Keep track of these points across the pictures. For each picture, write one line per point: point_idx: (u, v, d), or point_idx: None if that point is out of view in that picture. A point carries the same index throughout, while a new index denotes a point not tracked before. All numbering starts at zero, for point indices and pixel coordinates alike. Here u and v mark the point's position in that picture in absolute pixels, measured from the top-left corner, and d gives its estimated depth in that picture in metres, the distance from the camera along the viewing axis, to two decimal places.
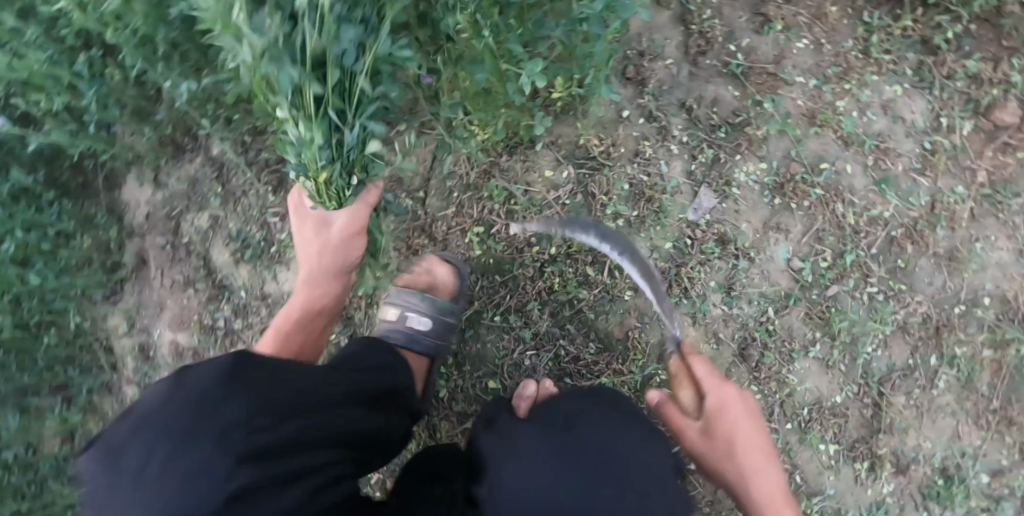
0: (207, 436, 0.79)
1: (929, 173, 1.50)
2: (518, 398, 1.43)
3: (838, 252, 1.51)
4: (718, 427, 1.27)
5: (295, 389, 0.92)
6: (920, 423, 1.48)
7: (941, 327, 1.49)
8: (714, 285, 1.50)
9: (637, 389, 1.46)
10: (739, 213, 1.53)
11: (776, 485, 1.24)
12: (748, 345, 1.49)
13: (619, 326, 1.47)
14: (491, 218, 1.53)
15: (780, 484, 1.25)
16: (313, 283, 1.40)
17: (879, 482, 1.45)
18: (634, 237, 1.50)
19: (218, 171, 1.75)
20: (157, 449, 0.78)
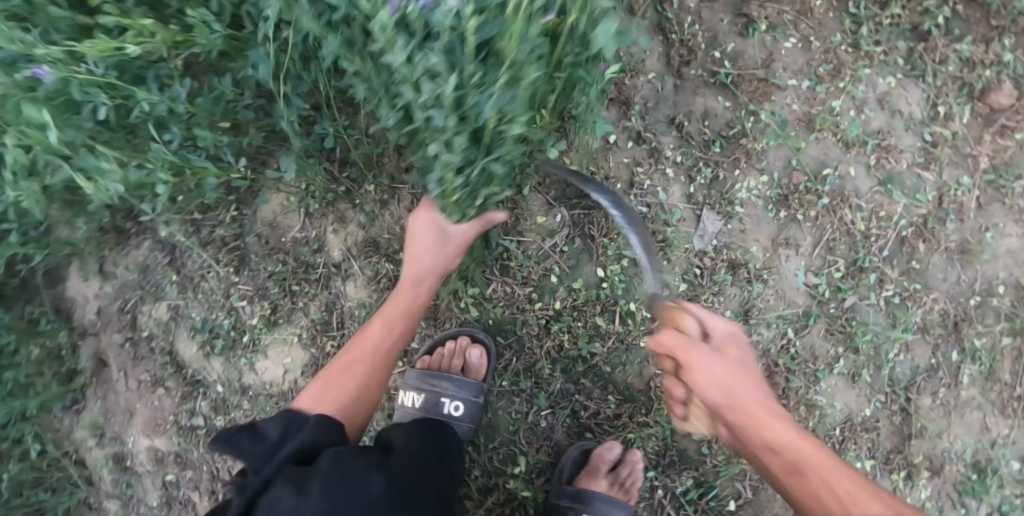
0: None
1: (933, 166, 1.44)
2: (597, 455, 1.38)
3: (850, 261, 1.45)
4: (729, 349, 1.04)
5: None
6: (949, 422, 1.45)
7: (959, 322, 1.46)
8: (730, 314, 1.43)
9: (666, 438, 1.40)
10: (747, 233, 1.45)
11: (834, 469, 0.89)
12: (772, 372, 1.43)
13: (638, 376, 1.39)
14: (485, 278, 1.41)
15: (841, 485, 0.87)
16: (418, 277, 1.32)
17: (916, 488, 1.43)
18: (642, 278, 1.39)
19: (170, 254, 1.58)
20: None
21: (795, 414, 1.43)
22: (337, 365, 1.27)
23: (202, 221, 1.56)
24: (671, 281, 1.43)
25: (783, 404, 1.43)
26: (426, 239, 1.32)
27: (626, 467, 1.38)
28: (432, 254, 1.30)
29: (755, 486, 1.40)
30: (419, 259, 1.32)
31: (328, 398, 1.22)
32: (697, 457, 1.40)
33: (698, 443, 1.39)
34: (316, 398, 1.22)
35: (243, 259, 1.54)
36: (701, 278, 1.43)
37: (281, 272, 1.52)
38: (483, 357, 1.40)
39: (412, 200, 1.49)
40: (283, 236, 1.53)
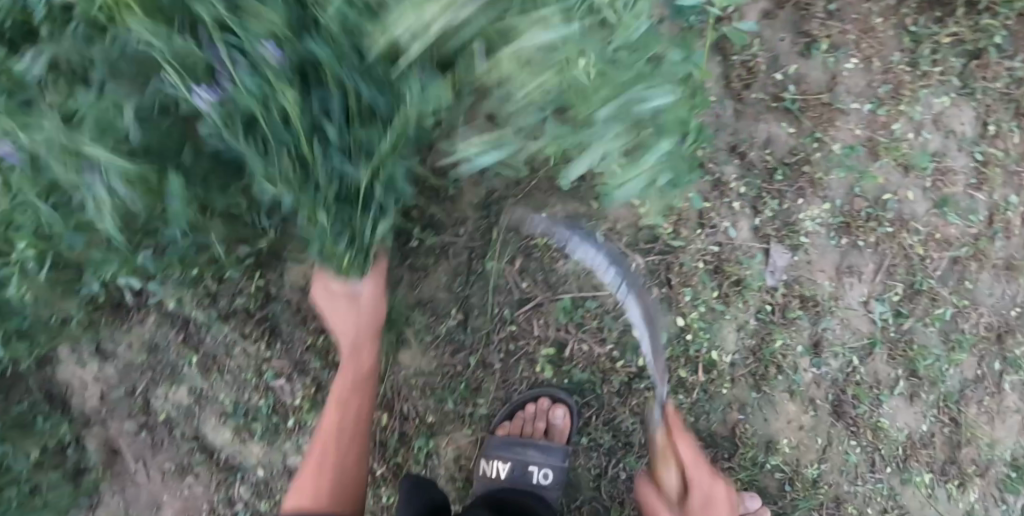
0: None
1: (985, 187, 1.45)
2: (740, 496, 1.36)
3: (909, 283, 1.46)
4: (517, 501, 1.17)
5: None
6: (994, 427, 1.51)
7: (1003, 333, 1.50)
8: (802, 349, 1.41)
9: (749, 479, 1.40)
10: (813, 265, 1.42)
11: None
12: (842, 401, 1.43)
13: (721, 423, 1.38)
14: (562, 337, 1.33)
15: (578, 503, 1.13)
16: (359, 347, 1.27)
17: (967, 493, 1.50)
18: (720, 322, 1.36)
19: (183, 331, 1.40)
20: None
21: (862, 441, 1.44)
22: (314, 468, 1.22)
23: (219, 291, 1.37)
24: (748, 322, 1.37)
25: (853, 431, 1.44)
26: (340, 312, 1.27)
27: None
28: (357, 321, 1.27)
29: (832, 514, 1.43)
30: (348, 333, 1.28)
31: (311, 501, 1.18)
32: (776, 492, 1.41)
33: (779, 480, 1.41)
34: (305, 494, 1.19)
35: (275, 331, 1.37)
36: (773, 315, 1.39)
37: (322, 343, 1.37)
38: (567, 415, 1.33)
39: (467, 255, 1.33)
40: (320, 302, 1.37)
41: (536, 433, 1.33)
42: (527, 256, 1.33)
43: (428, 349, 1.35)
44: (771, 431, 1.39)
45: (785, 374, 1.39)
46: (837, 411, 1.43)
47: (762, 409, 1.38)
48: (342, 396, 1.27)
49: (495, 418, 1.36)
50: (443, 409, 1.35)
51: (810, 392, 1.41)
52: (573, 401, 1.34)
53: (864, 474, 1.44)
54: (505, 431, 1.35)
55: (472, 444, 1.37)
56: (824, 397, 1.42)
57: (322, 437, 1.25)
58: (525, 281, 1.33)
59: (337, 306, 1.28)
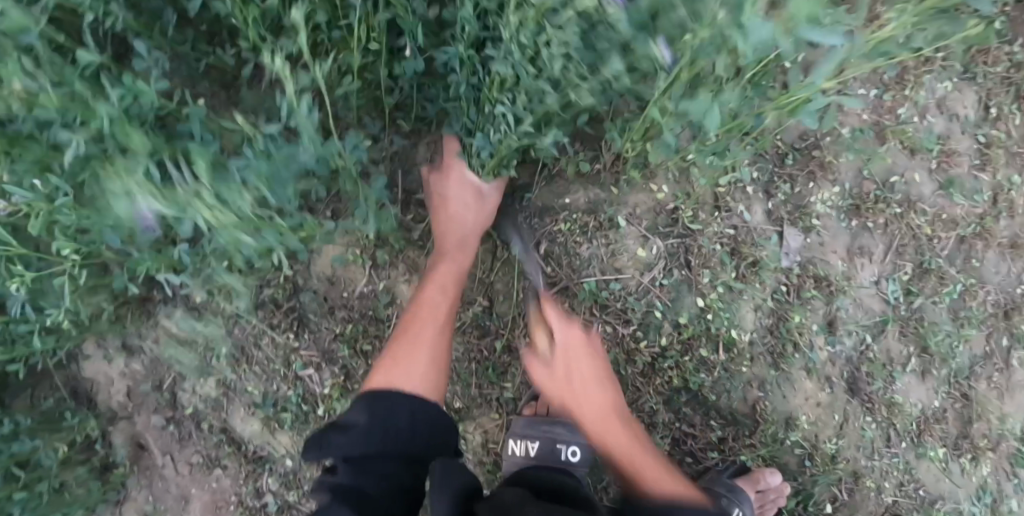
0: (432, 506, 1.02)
1: (989, 168, 1.50)
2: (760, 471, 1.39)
3: (918, 263, 1.51)
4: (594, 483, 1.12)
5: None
6: (1003, 401, 1.56)
7: (1010, 310, 1.54)
8: (817, 327, 1.45)
9: (770, 456, 1.42)
10: (825, 246, 1.47)
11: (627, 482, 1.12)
12: (856, 378, 1.47)
13: (742, 401, 1.40)
14: (586, 319, 1.37)
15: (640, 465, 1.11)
16: (464, 244, 1.29)
17: (979, 467, 1.54)
18: (739, 303, 1.39)
19: (210, 324, 1.42)
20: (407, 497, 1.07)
21: (877, 417, 1.48)
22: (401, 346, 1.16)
23: (247, 283, 1.39)
24: (766, 303, 1.40)
25: (869, 407, 1.47)
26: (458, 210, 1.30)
27: (770, 493, 1.39)
28: (474, 218, 1.30)
29: (850, 488, 1.46)
30: (462, 224, 1.30)
31: (408, 380, 1.10)
32: (796, 468, 1.44)
33: (800, 456, 1.44)
34: (401, 374, 1.11)
35: (302, 321, 1.40)
36: (789, 295, 1.42)
37: (350, 332, 1.39)
38: None
39: (492, 242, 1.37)
40: (346, 291, 1.39)
41: (562, 413, 1.36)
42: (550, 239, 1.37)
43: (455, 334, 1.37)
44: (790, 407, 1.42)
45: (803, 353, 1.43)
46: (853, 388, 1.47)
47: (781, 387, 1.41)
48: (444, 287, 1.26)
49: (521, 400, 1.38)
50: (471, 393, 1.38)
51: (827, 370, 1.45)
52: None
53: (880, 449, 1.48)
54: (532, 412, 1.36)
55: (499, 427, 1.39)
56: (840, 375, 1.46)
57: (416, 322, 1.21)
58: (549, 265, 1.37)
59: (464, 197, 1.30)
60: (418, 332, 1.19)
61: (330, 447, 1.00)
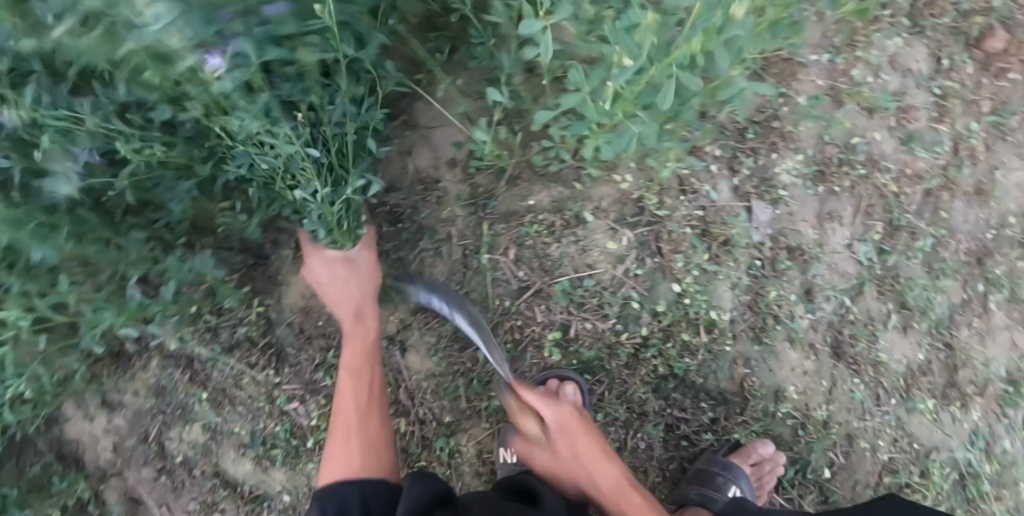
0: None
1: (947, 119, 1.51)
2: (752, 445, 1.39)
3: (887, 221, 1.52)
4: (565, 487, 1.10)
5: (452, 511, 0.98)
6: (985, 345, 1.57)
7: (981, 256, 1.56)
8: (795, 297, 1.45)
9: (765, 430, 1.42)
10: (794, 216, 1.46)
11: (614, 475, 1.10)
12: (840, 342, 1.48)
13: (730, 380, 1.40)
14: (566, 320, 1.35)
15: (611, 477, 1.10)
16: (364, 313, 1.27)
17: (969, 413, 1.56)
18: (715, 284, 1.38)
19: (188, 369, 1.40)
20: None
21: (864, 378, 1.49)
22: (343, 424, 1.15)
23: (218, 324, 1.38)
24: (742, 280, 1.40)
25: (855, 369, 1.48)
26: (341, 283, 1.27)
27: (767, 463, 1.38)
28: (363, 283, 1.28)
29: (846, 451, 1.47)
30: (355, 296, 1.27)
31: (351, 455, 1.11)
32: (791, 439, 1.45)
33: (793, 426, 1.44)
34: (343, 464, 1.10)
35: (281, 355, 1.38)
36: (765, 269, 1.43)
37: (331, 360, 1.37)
38: (576, 390, 1.31)
39: (461, 252, 1.35)
40: (320, 320, 1.38)
41: None
42: (518, 243, 1.35)
43: (435, 350, 1.37)
44: (778, 379, 1.42)
45: (784, 324, 1.43)
46: (837, 352, 1.47)
47: (767, 361, 1.41)
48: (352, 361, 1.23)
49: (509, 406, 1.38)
50: (460, 405, 1.37)
51: (810, 339, 1.45)
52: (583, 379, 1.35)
53: (871, 409, 1.49)
54: None
55: (492, 436, 1.38)
56: (823, 341, 1.47)
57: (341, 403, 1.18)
58: (520, 268, 1.35)
59: (335, 272, 1.27)
60: (346, 419, 1.17)
61: None
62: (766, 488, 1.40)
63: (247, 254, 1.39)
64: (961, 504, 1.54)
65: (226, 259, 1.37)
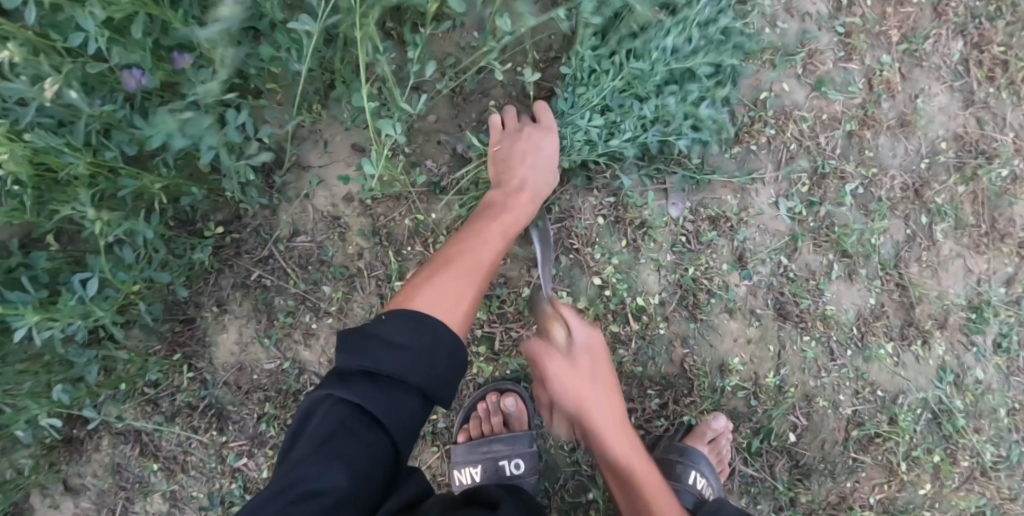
0: (417, 355, 0.97)
1: (855, 56, 1.49)
2: (701, 424, 1.40)
3: (812, 170, 1.47)
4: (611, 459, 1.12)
5: (430, 356, 0.98)
6: (938, 278, 1.52)
7: (918, 188, 1.51)
8: (727, 267, 1.41)
9: (718, 404, 1.41)
10: (711, 182, 1.43)
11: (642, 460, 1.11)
12: (784, 302, 1.44)
13: (670, 364, 1.40)
14: (489, 333, 1.34)
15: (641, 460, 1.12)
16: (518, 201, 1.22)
17: (933, 350, 1.51)
18: (638, 268, 1.38)
19: (138, 443, 1.40)
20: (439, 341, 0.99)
21: (816, 334, 1.45)
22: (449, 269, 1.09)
23: (157, 394, 1.38)
24: (665, 259, 1.39)
25: (804, 327, 1.44)
26: (542, 160, 1.27)
27: (722, 438, 1.38)
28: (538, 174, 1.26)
29: (807, 412, 1.44)
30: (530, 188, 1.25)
31: (446, 302, 1.03)
32: (747, 410, 1.43)
33: (745, 397, 1.42)
34: (446, 299, 1.03)
35: (222, 414, 1.38)
36: (690, 244, 1.40)
37: (270, 411, 1.38)
38: (519, 403, 1.34)
39: (375, 284, 1.37)
40: (255, 374, 1.38)
41: (494, 428, 1.35)
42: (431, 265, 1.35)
43: None
44: (721, 353, 1.41)
45: (719, 296, 1.41)
46: (782, 313, 1.44)
47: (705, 337, 1.40)
48: (510, 229, 1.18)
49: (454, 426, 1.36)
50: None
51: (750, 304, 1.42)
52: (522, 388, 1.35)
53: (826, 365, 1.45)
54: (467, 436, 1.36)
55: (443, 458, 1.37)
56: (765, 304, 1.43)
57: (483, 248, 1.13)
58: None
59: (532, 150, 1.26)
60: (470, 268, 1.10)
61: (365, 340, 0.97)
62: (728, 459, 1.41)
63: (174, 320, 1.37)
64: (940, 444, 1.49)
65: (153, 331, 1.36)
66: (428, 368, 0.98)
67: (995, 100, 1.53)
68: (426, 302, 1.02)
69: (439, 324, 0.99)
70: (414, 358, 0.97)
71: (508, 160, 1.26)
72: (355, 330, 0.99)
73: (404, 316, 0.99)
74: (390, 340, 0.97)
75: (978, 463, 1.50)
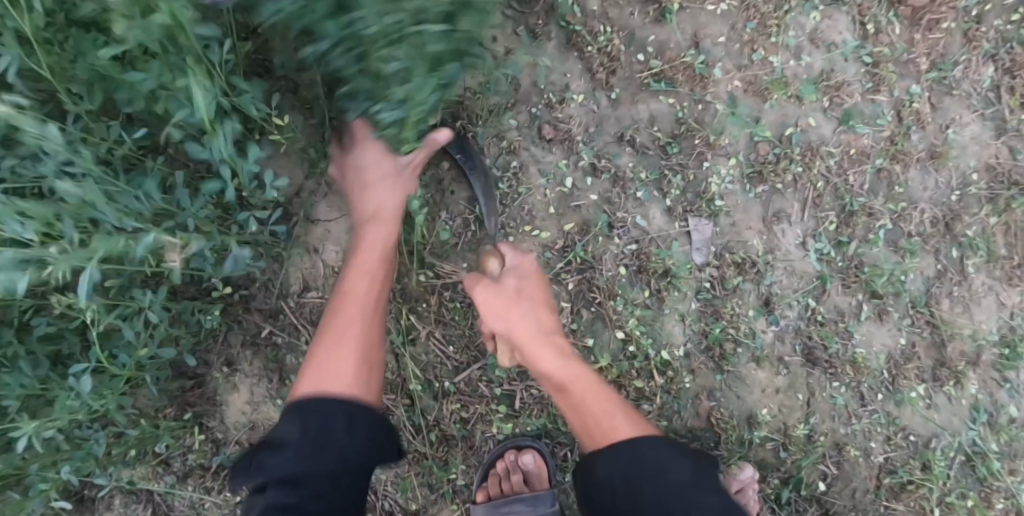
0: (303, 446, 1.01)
1: (883, 88, 1.41)
2: (727, 475, 1.35)
3: (840, 208, 1.41)
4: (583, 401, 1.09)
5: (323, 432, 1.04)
6: (970, 314, 1.46)
7: (949, 220, 1.45)
8: (753, 312, 1.37)
9: (744, 453, 1.38)
10: (736, 225, 1.38)
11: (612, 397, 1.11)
12: (811, 347, 1.39)
13: (696, 416, 1.36)
14: (510, 392, 1.30)
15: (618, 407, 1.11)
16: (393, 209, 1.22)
17: (966, 390, 1.45)
18: (660, 317, 1.34)
19: (150, 504, 1.36)
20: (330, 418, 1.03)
21: (845, 379, 1.40)
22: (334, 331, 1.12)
23: (170, 454, 1.34)
24: (688, 308, 1.35)
25: (833, 373, 1.40)
26: (376, 175, 1.21)
27: (750, 488, 1.34)
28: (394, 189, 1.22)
29: (837, 461, 1.41)
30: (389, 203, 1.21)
31: (342, 379, 1.06)
32: (775, 460, 1.39)
33: (774, 448, 1.39)
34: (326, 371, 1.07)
35: (236, 473, 1.35)
36: (715, 291, 1.35)
37: None
38: (538, 459, 1.29)
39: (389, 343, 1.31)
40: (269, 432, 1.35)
41: (514, 488, 1.28)
42: (452, 325, 1.31)
43: (388, 443, 1.32)
44: (749, 404, 1.37)
45: (745, 344, 1.37)
46: (810, 359, 1.39)
47: (733, 388, 1.37)
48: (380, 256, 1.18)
49: (473, 484, 1.31)
50: (425, 493, 1.32)
51: (776, 352, 1.38)
52: (542, 444, 1.31)
53: (857, 412, 1.41)
54: (486, 494, 1.30)
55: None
56: (793, 351, 1.39)
57: (348, 305, 1.14)
58: (457, 349, 1.31)
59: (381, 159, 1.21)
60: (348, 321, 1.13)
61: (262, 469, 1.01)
62: (756, 507, 1.36)
63: (183, 378, 1.32)
64: (974, 488, 1.44)
65: (163, 392, 1.29)
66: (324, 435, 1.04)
67: None
68: (316, 386, 1.05)
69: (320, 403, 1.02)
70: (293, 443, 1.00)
71: (358, 192, 1.23)
72: (262, 449, 1.03)
73: (297, 413, 1.01)
74: (287, 444, 1.00)
75: (1013, 504, 1.45)
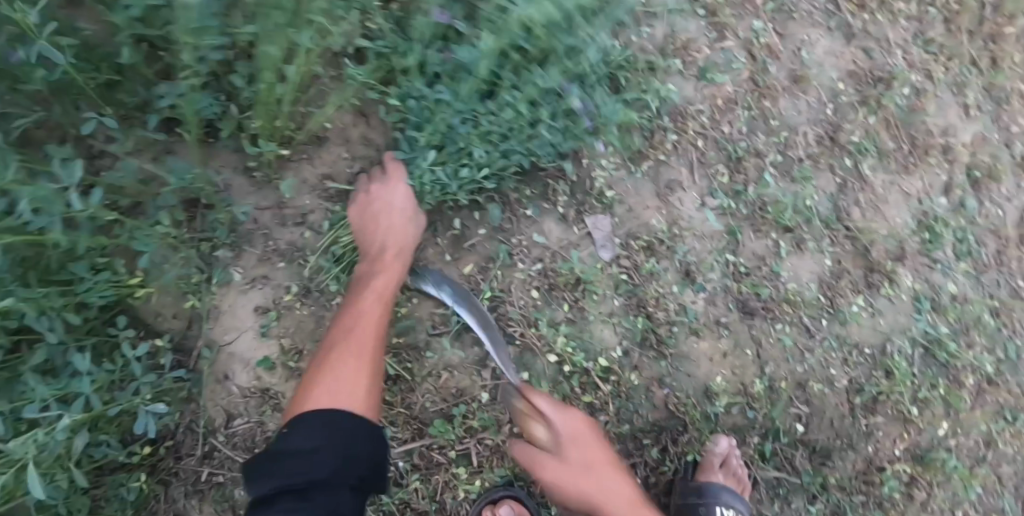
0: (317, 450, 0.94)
1: (727, 33, 1.42)
2: (705, 452, 1.35)
3: (727, 158, 1.41)
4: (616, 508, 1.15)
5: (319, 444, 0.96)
6: (884, 214, 1.47)
7: (833, 134, 1.45)
8: (677, 287, 1.36)
9: (715, 425, 1.37)
10: (634, 208, 1.37)
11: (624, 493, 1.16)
12: (744, 300, 1.39)
13: (655, 408, 1.35)
14: (466, 449, 1.28)
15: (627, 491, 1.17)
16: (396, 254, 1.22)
17: (903, 287, 1.46)
18: (590, 326, 1.33)
19: None
20: (348, 429, 0.98)
21: (785, 319, 1.41)
22: (335, 361, 1.08)
23: None
24: (613, 306, 1.34)
25: (773, 317, 1.40)
26: (396, 211, 1.24)
27: (730, 458, 1.34)
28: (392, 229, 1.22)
29: (805, 399, 1.41)
30: (391, 237, 1.22)
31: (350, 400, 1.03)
32: (747, 421, 1.38)
33: (741, 411, 1.38)
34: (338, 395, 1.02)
35: None
36: (634, 281, 1.35)
37: None
38: (517, 505, 1.25)
39: None
40: None
41: None
42: (384, 408, 1.26)
43: None
44: (702, 377, 1.37)
45: (679, 322, 1.36)
46: (747, 312, 1.39)
47: (680, 369, 1.36)
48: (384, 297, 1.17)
49: None
50: None
51: (712, 317, 1.37)
52: (517, 489, 1.28)
53: (807, 345, 1.41)
54: None
55: None
56: (727, 309, 1.38)
57: (357, 331, 1.12)
58: (398, 428, 1.27)
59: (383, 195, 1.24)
60: (353, 354, 1.09)
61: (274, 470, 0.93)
62: (743, 474, 1.35)
63: None
64: (941, 376, 1.45)
65: None
66: (333, 434, 0.97)
67: (872, 25, 1.48)
68: (325, 402, 1.01)
69: (343, 415, 0.99)
70: (317, 445, 0.95)
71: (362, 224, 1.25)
72: (265, 454, 0.96)
73: (309, 421, 0.97)
74: (300, 450, 0.94)
75: (982, 375, 1.47)
